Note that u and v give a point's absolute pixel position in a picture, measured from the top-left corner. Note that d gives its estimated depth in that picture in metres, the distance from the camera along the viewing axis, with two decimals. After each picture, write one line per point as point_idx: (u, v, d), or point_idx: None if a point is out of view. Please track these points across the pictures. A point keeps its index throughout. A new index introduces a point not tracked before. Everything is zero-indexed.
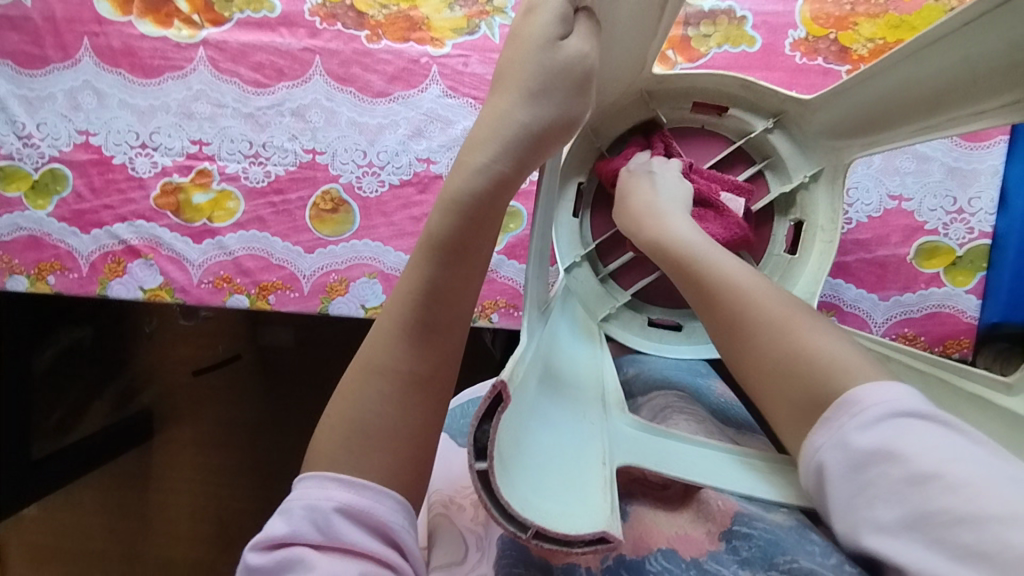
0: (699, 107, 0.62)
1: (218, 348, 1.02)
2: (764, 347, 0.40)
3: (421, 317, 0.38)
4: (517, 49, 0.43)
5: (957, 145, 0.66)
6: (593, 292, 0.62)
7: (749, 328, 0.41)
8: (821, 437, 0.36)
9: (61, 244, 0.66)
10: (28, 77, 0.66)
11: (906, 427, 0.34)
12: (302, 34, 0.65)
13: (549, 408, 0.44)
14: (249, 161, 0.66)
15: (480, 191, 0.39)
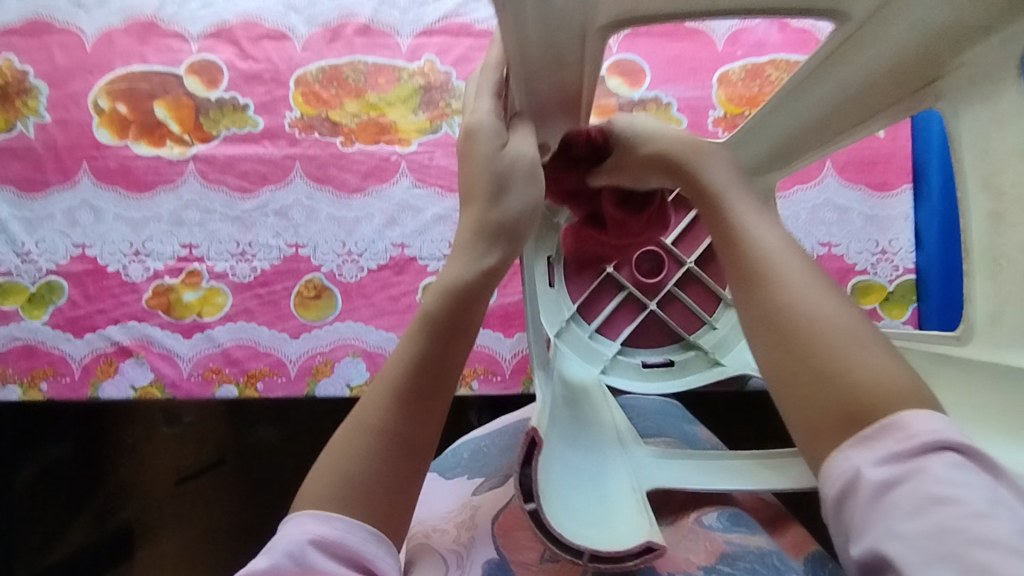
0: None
1: (198, 452, 0.84)
2: (821, 347, 0.29)
3: (415, 383, 0.37)
4: (466, 168, 0.41)
5: (869, 196, 0.74)
6: (585, 349, 0.66)
7: (804, 326, 0.30)
8: (858, 456, 0.27)
9: (55, 351, 0.69)
10: (29, 199, 0.71)
11: (947, 456, 0.26)
12: (283, 144, 0.72)
13: (575, 450, 0.49)
14: (236, 259, 0.71)
15: (474, 281, 0.39)
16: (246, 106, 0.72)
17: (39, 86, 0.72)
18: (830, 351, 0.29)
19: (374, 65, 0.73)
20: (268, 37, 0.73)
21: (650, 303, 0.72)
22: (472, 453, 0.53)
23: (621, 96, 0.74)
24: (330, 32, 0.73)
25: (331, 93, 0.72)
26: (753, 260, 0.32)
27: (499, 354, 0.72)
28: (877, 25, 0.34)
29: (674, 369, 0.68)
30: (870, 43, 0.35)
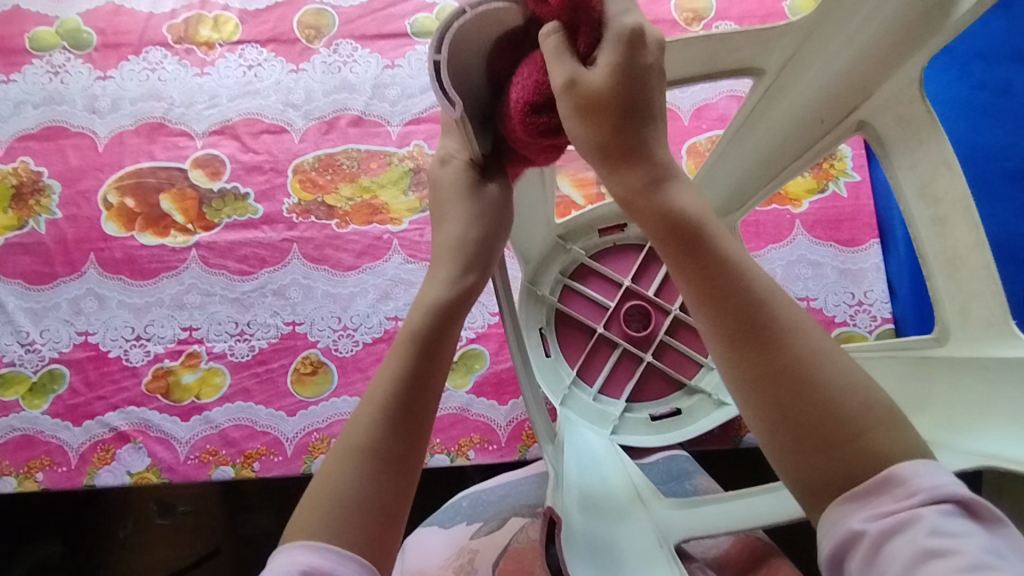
0: (605, 231, 0.74)
1: (194, 544, 0.83)
2: (826, 405, 0.33)
3: (402, 402, 0.41)
4: (442, 197, 0.49)
5: (840, 251, 0.77)
6: (591, 411, 0.70)
7: (819, 385, 0.33)
8: (856, 510, 0.31)
9: (52, 439, 0.70)
10: (36, 291, 0.74)
11: (943, 513, 0.29)
12: (281, 228, 0.76)
13: (594, 521, 0.51)
14: (234, 339, 0.73)
15: (457, 296, 0.46)
16: (247, 195, 0.77)
17: (52, 184, 0.77)
18: (826, 401, 0.33)
19: (367, 152, 0.78)
20: (268, 131, 0.78)
21: (646, 355, 0.72)
22: (471, 503, 0.60)
23: None
24: (325, 124, 0.79)
25: (327, 179, 0.77)
26: (755, 315, 0.35)
27: (494, 421, 0.73)
28: (792, 71, 0.50)
29: (681, 418, 0.70)
30: (793, 81, 0.51)
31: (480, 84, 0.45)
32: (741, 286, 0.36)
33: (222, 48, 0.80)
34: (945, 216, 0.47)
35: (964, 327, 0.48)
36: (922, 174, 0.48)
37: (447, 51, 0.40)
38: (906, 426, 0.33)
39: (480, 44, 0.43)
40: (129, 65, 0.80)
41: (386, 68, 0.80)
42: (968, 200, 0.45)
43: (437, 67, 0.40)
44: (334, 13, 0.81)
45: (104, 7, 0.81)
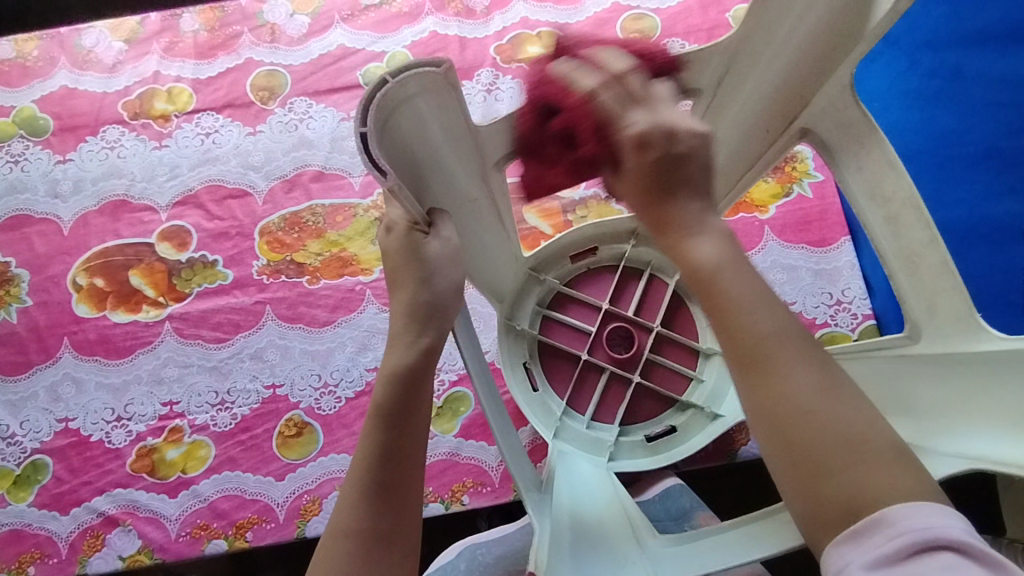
0: (577, 256, 0.74)
1: None
2: (821, 444, 0.32)
3: (378, 476, 0.42)
4: (392, 262, 0.47)
5: (813, 252, 0.76)
6: (586, 441, 0.68)
7: (815, 423, 0.32)
8: (849, 552, 0.30)
9: (41, 531, 0.69)
10: (12, 381, 0.74)
11: (932, 560, 0.28)
12: (253, 290, 0.76)
13: (586, 561, 0.48)
14: (216, 409, 0.73)
15: (414, 359, 0.45)
16: (216, 262, 0.77)
17: (21, 273, 0.77)
18: (824, 441, 0.32)
19: (332, 206, 0.78)
20: (232, 196, 0.79)
21: (635, 376, 0.70)
22: (468, 564, 0.58)
23: (563, 198, 0.79)
24: (288, 182, 0.79)
25: (294, 237, 0.77)
26: (755, 348, 0.33)
27: (486, 463, 0.72)
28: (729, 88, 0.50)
29: (676, 435, 0.69)
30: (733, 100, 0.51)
31: (413, 142, 0.43)
32: (738, 322, 0.34)
33: (178, 119, 0.81)
34: (899, 214, 0.47)
35: (933, 323, 0.47)
36: (869, 176, 0.48)
37: (372, 123, 0.37)
38: (909, 470, 0.31)
39: (401, 105, 0.40)
40: (88, 146, 0.80)
41: (342, 120, 0.81)
42: (916, 198, 0.46)
43: (365, 142, 0.37)
44: (286, 73, 0.82)
45: (58, 92, 0.82)
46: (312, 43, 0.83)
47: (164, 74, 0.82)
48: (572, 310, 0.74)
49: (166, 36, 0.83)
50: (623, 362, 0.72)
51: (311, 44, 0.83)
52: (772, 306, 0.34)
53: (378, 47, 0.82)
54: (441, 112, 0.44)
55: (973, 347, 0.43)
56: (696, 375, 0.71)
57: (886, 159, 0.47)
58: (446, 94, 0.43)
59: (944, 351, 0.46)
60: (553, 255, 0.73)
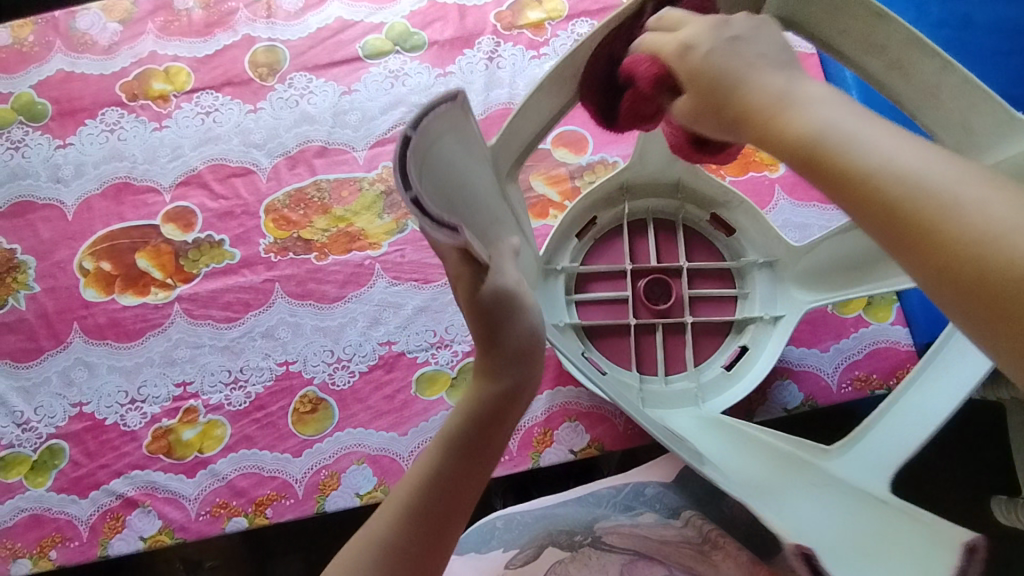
0: (581, 233, 0.70)
1: None
2: (991, 254, 0.25)
3: (423, 504, 0.41)
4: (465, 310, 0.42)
5: (825, 209, 0.76)
6: (675, 398, 0.65)
7: (962, 225, 0.26)
8: None
9: (61, 515, 0.69)
10: (24, 367, 0.73)
11: None
12: (261, 269, 0.75)
13: (788, 505, 0.47)
14: (230, 388, 0.72)
15: (489, 406, 0.42)
16: (222, 241, 0.76)
17: (27, 260, 0.76)
18: (997, 255, 0.25)
19: (336, 181, 0.77)
20: (235, 174, 0.78)
21: (688, 317, 0.68)
22: (506, 525, 0.62)
23: (571, 164, 0.78)
24: (291, 159, 0.78)
25: (300, 214, 0.76)
26: (871, 179, 0.28)
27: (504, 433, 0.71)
28: None
29: (750, 352, 0.66)
30: None
31: (452, 180, 0.39)
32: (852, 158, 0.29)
33: (177, 99, 0.80)
34: (901, 57, 0.43)
35: (972, 143, 0.43)
36: (857, 32, 0.43)
37: (418, 185, 0.34)
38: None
39: (432, 158, 0.37)
40: (88, 130, 0.79)
41: (343, 95, 0.80)
42: (914, 35, 0.41)
43: (417, 203, 0.34)
44: (284, 48, 0.81)
45: (55, 76, 0.81)
46: (309, 18, 0.82)
47: (161, 54, 0.81)
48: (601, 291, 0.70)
49: (161, 15, 0.82)
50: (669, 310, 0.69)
51: (308, 18, 0.82)
52: (899, 134, 0.29)
53: (376, 18, 0.81)
54: (458, 143, 0.41)
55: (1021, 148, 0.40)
56: (740, 289, 0.69)
57: (903, 37, 0.41)
58: (461, 128, 0.42)
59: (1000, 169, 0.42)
60: (559, 241, 0.69)
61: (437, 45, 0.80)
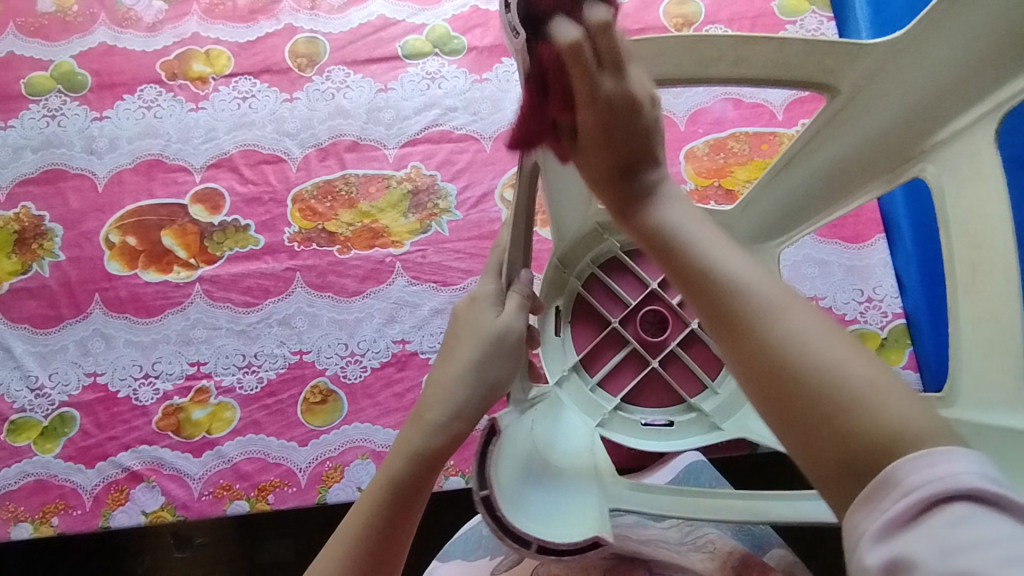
0: (558, 327, 0.66)
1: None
2: (819, 388, 0.29)
3: None
4: (414, 424, 0.46)
5: (846, 248, 0.75)
6: (730, 404, 0.63)
7: (798, 358, 0.30)
8: (862, 519, 0.26)
9: (66, 482, 0.70)
10: (43, 334, 0.74)
11: (949, 504, 0.24)
12: (284, 257, 0.76)
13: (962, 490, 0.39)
14: (242, 371, 0.73)
15: (391, 514, 0.43)
16: (248, 226, 0.77)
17: (54, 227, 0.77)
18: (817, 376, 0.29)
19: (365, 176, 0.78)
20: (266, 161, 0.79)
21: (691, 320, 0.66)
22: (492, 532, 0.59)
23: None
24: (322, 151, 0.79)
25: (326, 206, 0.77)
26: (725, 298, 0.33)
27: None
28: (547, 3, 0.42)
29: None
30: None
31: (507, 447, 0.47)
32: (706, 275, 0.35)
33: (215, 82, 0.81)
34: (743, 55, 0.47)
35: (859, 76, 0.46)
36: (693, 50, 0.48)
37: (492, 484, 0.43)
38: (919, 404, 0.28)
39: (526, 484, 0.47)
40: (125, 104, 0.80)
41: (379, 92, 0.80)
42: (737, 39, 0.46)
43: (486, 502, 0.43)
44: (325, 41, 0.82)
45: (97, 48, 0.82)
46: (352, 13, 0.82)
47: (203, 36, 0.82)
48: (607, 361, 0.67)
49: None
50: (670, 332, 0.67)
51: (351, 13, 0.82)
52: (736, 254, 0.36)
53: (418, 19, 0.82)
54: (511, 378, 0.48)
55: (922, 51, 0.43)
56: None
57: (732, 40, 0.46)
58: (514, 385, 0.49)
59: (910, 71, 0.44)
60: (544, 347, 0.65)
61: (476, 51, 0.81)
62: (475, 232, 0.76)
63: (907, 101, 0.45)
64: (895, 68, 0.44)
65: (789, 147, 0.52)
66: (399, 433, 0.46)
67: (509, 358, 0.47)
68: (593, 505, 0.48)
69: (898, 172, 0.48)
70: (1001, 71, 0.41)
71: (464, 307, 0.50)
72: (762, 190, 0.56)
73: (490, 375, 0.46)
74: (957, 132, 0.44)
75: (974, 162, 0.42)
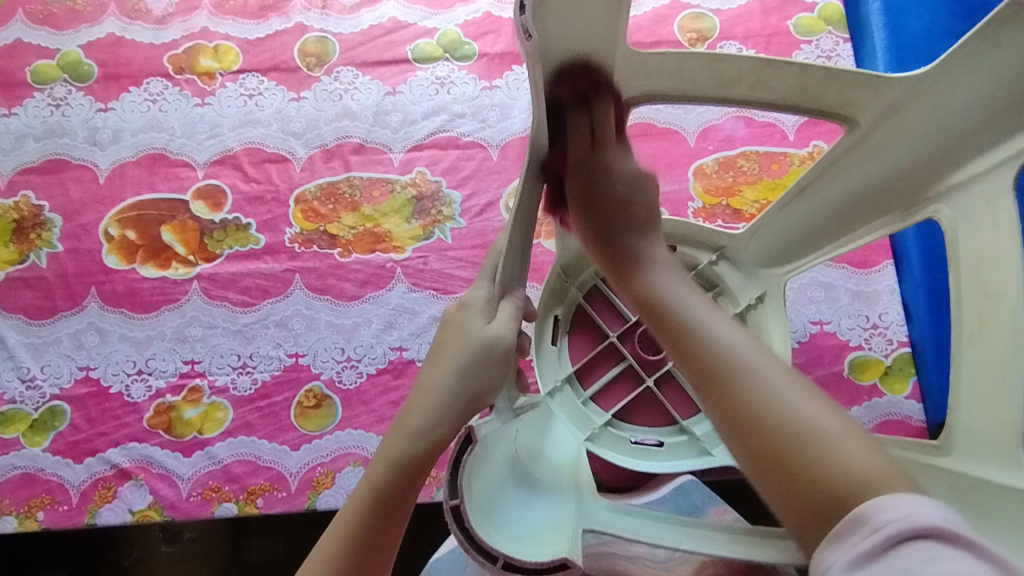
0: (553, 337, 0.65)
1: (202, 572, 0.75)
2: (787, 441, 0.37)
3: None
4: (398, 430, 0.45)
5: (853, 272, 0.75)
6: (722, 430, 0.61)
7: (777, 419, 0.38)
8: (832, 556, 0.33)
9: (53, 477, 0.69)
10: (37, 325, 0.73)
11: (918, 547, 0.31)
12: (284, 258, 0.75)
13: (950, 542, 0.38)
14: (237, 372, 0.72)
15: (371, 524, 0.42)
16: (249, 225, 0.76)
17: (53, 218, 0.76)
18: (786, 432, 0.37)
19: (369, 180, 0.77)
20: (271, 160, 0.78)
21: None
22: None
23: None
24: (327, 152, 0.78)
25: (329, 208, 0.76)
26: (715, 364, 0.41)
27: None
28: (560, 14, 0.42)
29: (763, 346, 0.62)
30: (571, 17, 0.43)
31: (485, 456, 0.46)
32: (700, 343, 0.43)
33: (223, 78, 0.80)
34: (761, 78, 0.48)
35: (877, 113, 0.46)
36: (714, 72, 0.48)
37: (463, 494, 0.43)
38: (872, 453, 0.36)
39: (501, 498, 0.46)
40: (130, 97, 0.79)
41: (387, 95, 0.80)
42: (757, 63, 0.46)
43: (455, 512, 0.43)
44: (335, 41, 0.81)
45: (105, 39, 0.81)
46: (364, 14, 0.82)
47: (213, 31, 0.81)
48: (601, 376, 0.66)
49: None
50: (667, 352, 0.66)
51: (363, 14, 0.82)
52: (718, 317, 0.45)
53: (430, 23, 0.81)
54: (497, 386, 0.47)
55: (945, 93, 0.43)
56: (711, 290, 0.64)
57: (753, 63, 0.47)
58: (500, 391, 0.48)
59: (931, 111, 0.44)
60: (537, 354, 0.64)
61: (487, 57, 0.80)
62: (478, 241, 0.75)
63: (925, 141, 0.45)
64: (915, 108, 0.44)
65: (800, 177, 0.54)
66: (383, 440, 0.46)
67: (498, 366, 0.46)
68: (567, 523, 0.46)
69: (911, 212, 0.48)
70: (1016, 119, 0.40)
71: (453, 313, 0.49)
72: (775, 214, 0.58)
73: (476, 382, 0.45)
74: (976, 175, 0.42)
75: (989, 207, 0.41)
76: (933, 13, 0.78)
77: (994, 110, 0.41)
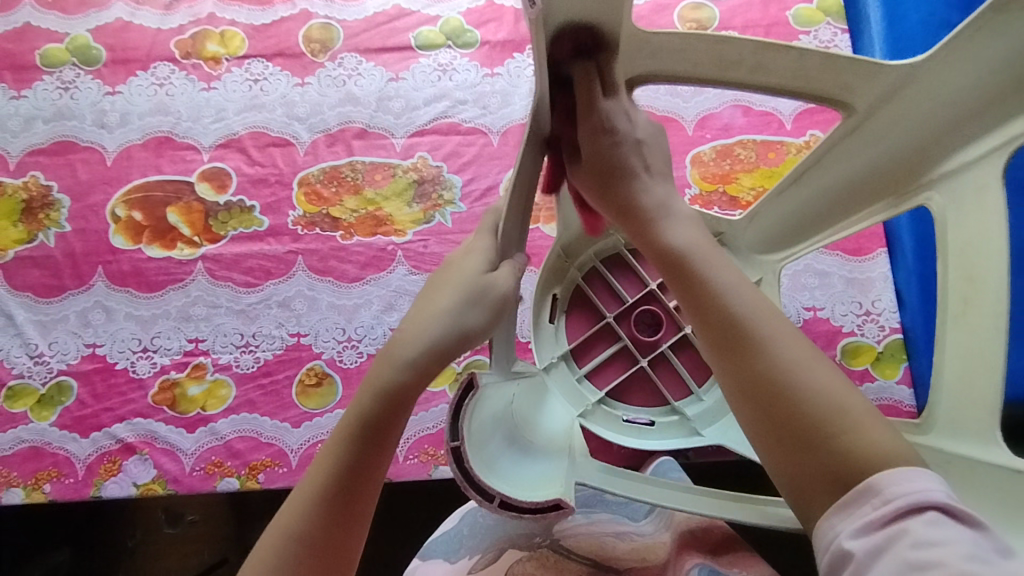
0: (552, 317, 0.66)
1: (203, 554, 0.78)
2: (809, 414, 0.35)
3: (294, 527, 0.41)
4: (382, 363, 0.44)
5: (847, 260, 0.76)
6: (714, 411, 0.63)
7: (801, 392, 0.36)
8: (840, 523, 0.33)
9: (60, 450, 0.70)
10: (45, 303, 0.75)
11: (919, 519, 0.30)
12: (287, 240, 0.76)
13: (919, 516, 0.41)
14: (240, 351, 0.74)
15: (362, 456, 0.42)
16: (253, 208, 0.77)
17: (62, 198, 0.78)
18: (807, 401, 0.36)
19: (371, 164, 0.78)
20: (275, 144, 0.79)
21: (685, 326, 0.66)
22: (471, 528, 0.57)
23: None
24: (330, 137, 0.79)
25: (331, 191, 0.78)
26: (739, 328, 0.39)
27: None
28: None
29: None
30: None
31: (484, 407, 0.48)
32: (723, 302, 0.40)
33: (228, 63, 0.81)
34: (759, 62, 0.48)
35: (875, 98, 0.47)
36: (712, 53, 0.49)
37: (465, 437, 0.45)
38: (889, 431, 0.35)
39: (500, 453, 0.48)
40: (137, 81, 0.81)
41: (390, 81, 0.81)
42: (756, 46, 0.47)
43: (456, 453, 0.45)
44: (339, 27, 0.82)
45: (113, 24, 0.82)
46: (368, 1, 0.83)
47: (218, 17, 0.82)
48: (597, 355, 0.67)
49: None
50: (662, 334, 0.68)
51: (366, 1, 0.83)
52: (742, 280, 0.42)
53: (433, 11, 0.83)
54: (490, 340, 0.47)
55: (944, 80, 0.43)
56: None
57: (754, 46, 0.47)
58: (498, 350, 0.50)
59: (927, 97, 0.44)
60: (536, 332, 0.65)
61: (489, 45, 0.81)
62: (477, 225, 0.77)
63: (920, 128, 0.46)
64: (911, 92, 0.45)
65: (800, 163, 0.55)
66: (365, 373, 0.44)
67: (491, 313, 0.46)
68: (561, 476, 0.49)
69: (906, 196, 0.49)
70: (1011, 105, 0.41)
71: (447, 263, 0.49)
72: (772, 201, 0.59)
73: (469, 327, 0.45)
74: (970, 162, 0.44)
75: (981, 193, 0.42)
76: (931, 4, 0.78)
77: (994, 95, 0.41)
